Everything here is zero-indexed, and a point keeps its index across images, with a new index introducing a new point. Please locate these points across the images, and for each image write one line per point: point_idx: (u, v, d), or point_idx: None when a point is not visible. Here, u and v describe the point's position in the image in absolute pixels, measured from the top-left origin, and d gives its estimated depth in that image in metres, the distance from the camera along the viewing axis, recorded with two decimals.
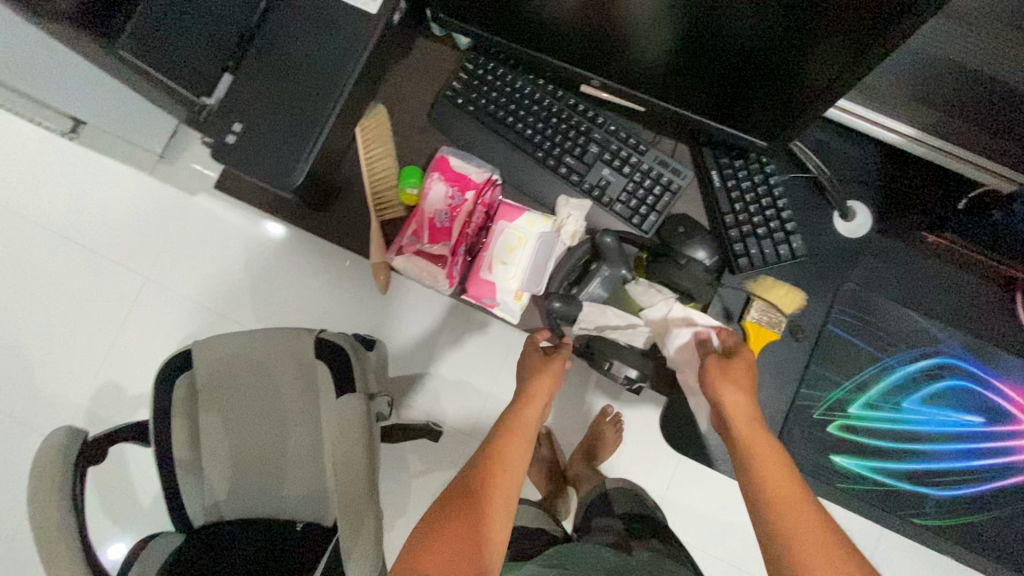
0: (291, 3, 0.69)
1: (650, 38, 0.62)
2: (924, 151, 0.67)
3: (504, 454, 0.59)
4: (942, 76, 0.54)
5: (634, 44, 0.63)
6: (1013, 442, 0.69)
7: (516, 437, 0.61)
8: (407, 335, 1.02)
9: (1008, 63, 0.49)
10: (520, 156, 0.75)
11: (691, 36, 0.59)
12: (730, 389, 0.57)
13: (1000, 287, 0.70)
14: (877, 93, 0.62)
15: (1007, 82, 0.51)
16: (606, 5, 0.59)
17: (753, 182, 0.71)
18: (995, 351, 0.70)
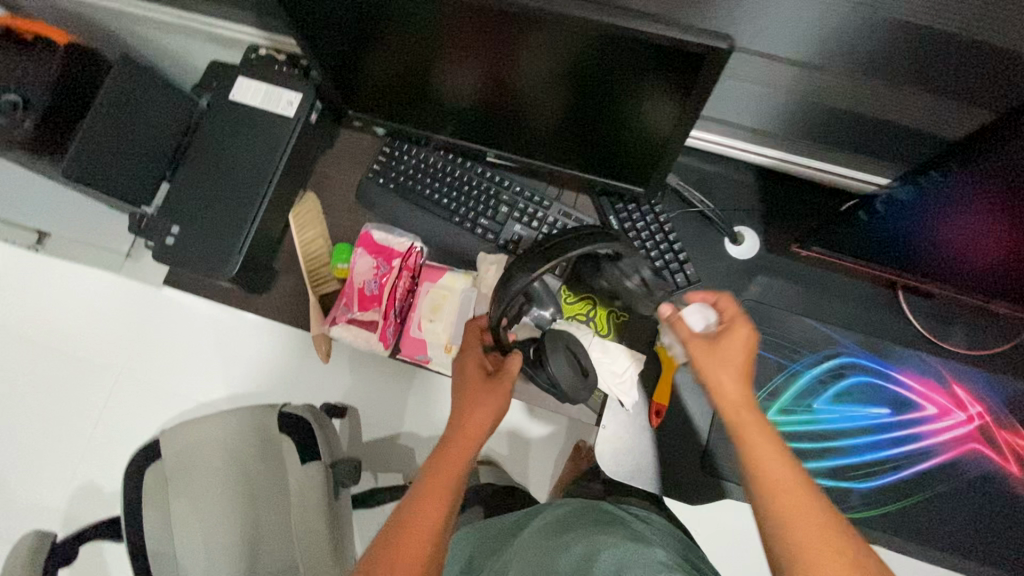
0: (217, 114, 0.78)
1: (539, 113, 0.69)
2: (793, 168, 0.76)
3: (458, 452, 0.60)
4: (791, 103, 0.63)
5: (525, 118, 0.71)
6: (921, 428, 0.75)
7: (471, 439, 0.61)
8: (368, 398, 1.05)
9: (832, 89, 0.59)
10: (440, 222, 0.83)
11: (567, 111, 0.67)
12: (719, 371, 0.52)
13: (882, 287, 0.78)
14: (738, 128, 0.73)
15: (834, 106, 0.61)
16: (495, 88, 0.68)
17: (646, 221, 0.79)
18: (890, 346, 0.77)
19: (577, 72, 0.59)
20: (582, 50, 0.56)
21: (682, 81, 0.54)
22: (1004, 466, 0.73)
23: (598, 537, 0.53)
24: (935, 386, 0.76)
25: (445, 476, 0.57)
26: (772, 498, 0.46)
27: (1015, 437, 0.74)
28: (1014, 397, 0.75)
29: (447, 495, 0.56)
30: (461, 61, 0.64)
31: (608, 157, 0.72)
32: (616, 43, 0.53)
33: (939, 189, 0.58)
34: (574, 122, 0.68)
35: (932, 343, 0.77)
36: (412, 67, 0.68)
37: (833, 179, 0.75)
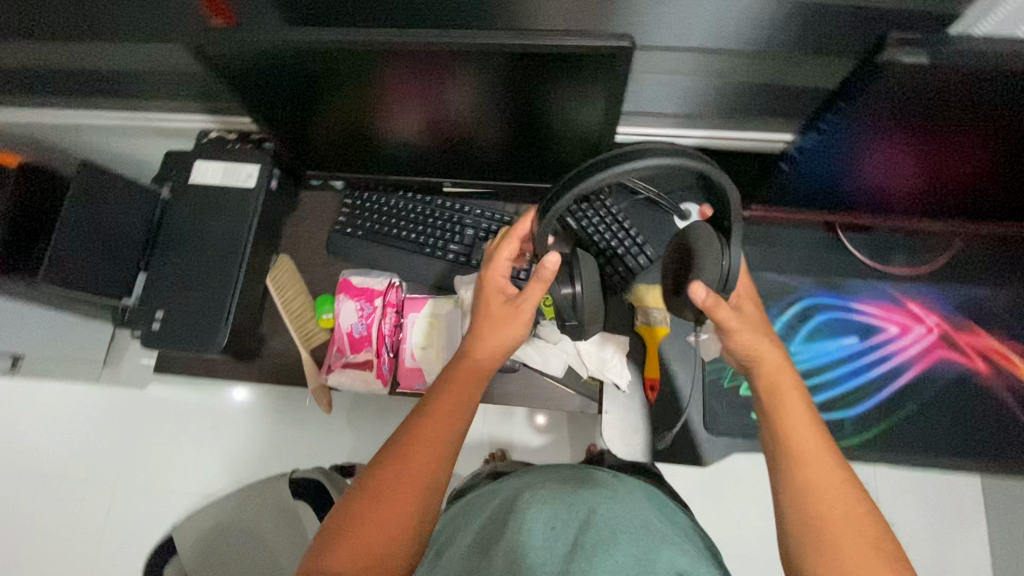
0: (181, 199, 0.82)
1: (480, 139, 0.76)
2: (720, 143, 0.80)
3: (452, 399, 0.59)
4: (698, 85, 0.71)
5: (469, 145, 0.78)
6: (890, 347, 0.81)
7: (471, 374, 0.61)
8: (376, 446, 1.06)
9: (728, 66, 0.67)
10: (413, 256, 0.88)
11: (504, 131, 0.74)
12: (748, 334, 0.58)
13: (824, 230, 0.85)
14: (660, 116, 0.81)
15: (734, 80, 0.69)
16: (435, 125, 0.74)
17: (601, 216, 0.85)
18: (843, 280, 0.84)
19: (505, 94, 0.66)
20: (508, 76, 0.62)
21: (597, 83, 0.61)
22: (971, 364, 0.80)
23: (591, 491, 0.54)
24: (892, 306, 0.83)
25: (442, 409, 0.58)
26: (790, 445, 0.52)
27: (972, 336, 0.81)
28: (962, 301, 0.82)
29: (443, 430, 0.57)
30: (402, 106, 0.70)
31: (552, 164, 0.79)
32: (536, 64, 0.60)
33: (838, 129, 0.64)
34: (516, 140, 0.75)
35: (880, 270, 0.83)
36: (359, 119, 0.74)
37: (758, 144, 0.79)
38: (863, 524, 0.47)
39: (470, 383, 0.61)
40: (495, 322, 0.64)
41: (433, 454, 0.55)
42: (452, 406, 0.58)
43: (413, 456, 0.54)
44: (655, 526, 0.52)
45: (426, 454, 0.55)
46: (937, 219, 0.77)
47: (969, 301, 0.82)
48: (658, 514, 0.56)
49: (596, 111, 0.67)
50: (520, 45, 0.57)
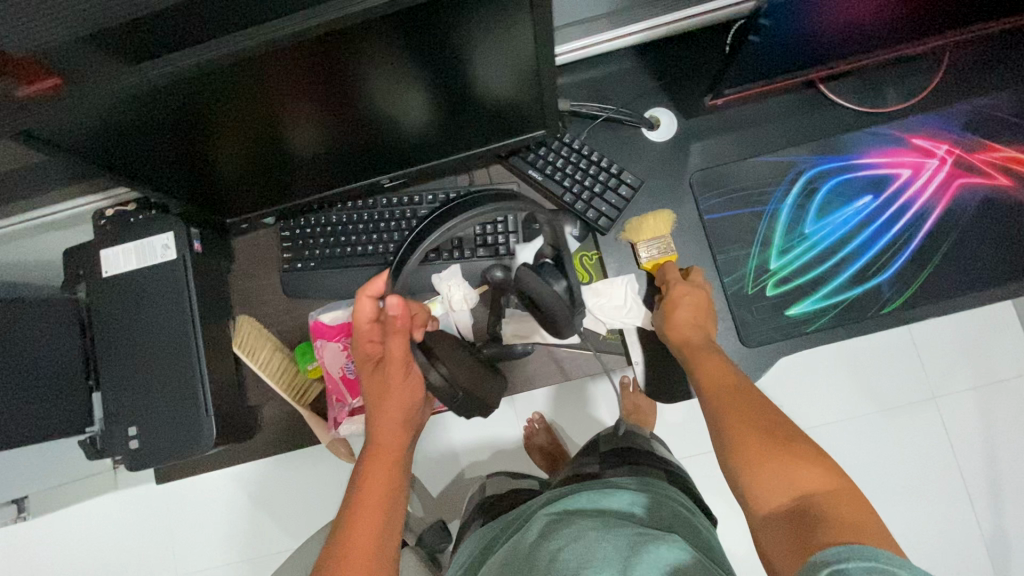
0: (104, 300, 0.71)
1: (398, 122, 0.65)
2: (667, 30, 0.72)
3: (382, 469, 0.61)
4: None
5: (389, 132, 0.67)
6: (906, 196, 0.74)
7: (386, 468, 0.61)
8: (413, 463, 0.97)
9: None
10: (379, 269, 0.79)
11: (422, 103, 0.63)
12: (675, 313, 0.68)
13: (804, 89, 0.76)
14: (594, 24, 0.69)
15: None
16: (340, 125, 0.63)
17: (564, 157, 0.76)
18: (840, 137, 0.75)
19: (409, 60, 0.54)
20: (423, 34, 0.51)
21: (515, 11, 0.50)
22: (995, 184, 0.73)
23: (561, 532, 0.49)
24: (899, 149, 0.75)
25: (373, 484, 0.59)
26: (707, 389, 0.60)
27: (989, 153, 0.74)
28: (970, 118, 0.74)
29: (375, 533, 0.55)
30: (295, 115, 0.60)
31: (495, 118, 0.68)
32: (434, 14, 0.49)
33: None
34: (448, 107, 0.65)
35: (875, 114, 0.75)
36: (252, 142, 0.63)
37: (707, 19, 0.71)
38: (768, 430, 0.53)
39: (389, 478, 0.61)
40: (378, 392, 0.63)
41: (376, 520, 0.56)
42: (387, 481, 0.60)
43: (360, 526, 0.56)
44: (625, 537, 0.46)
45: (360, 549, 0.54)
46: (932, 37, 0.67)
47: (979, 116, 0.74)
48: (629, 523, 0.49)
49: (522, 43, 0.55)
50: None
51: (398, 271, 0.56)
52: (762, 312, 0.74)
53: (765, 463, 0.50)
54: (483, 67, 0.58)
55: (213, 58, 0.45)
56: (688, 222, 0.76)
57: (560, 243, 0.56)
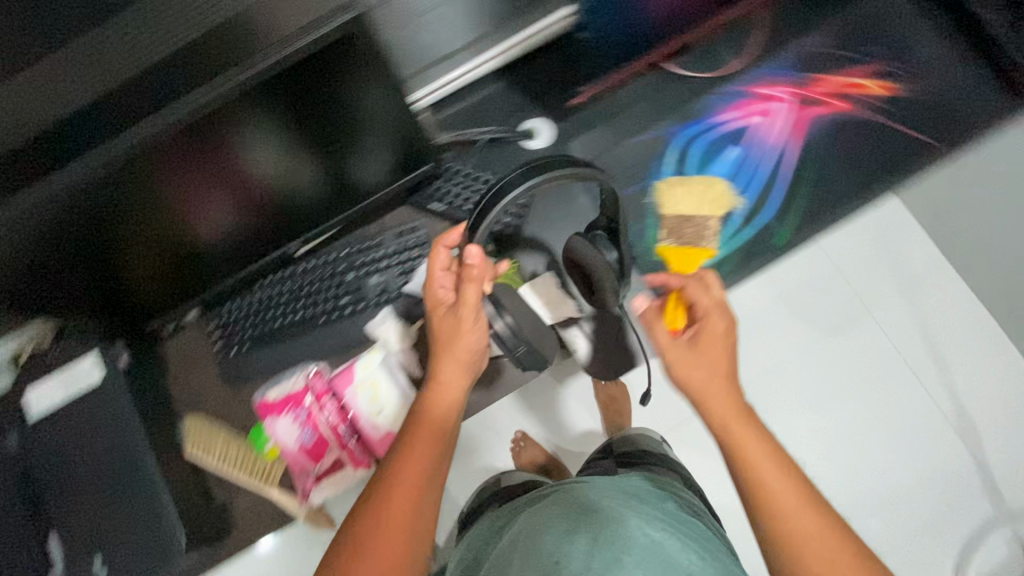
0: (36, 438, 0.70)
1: (299, 187, 0.69)
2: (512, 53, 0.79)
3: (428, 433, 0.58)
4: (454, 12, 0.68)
5: (293, 200, 0.70)
6: (765, 139, 0.82)
7: (429, 437, 0.57)
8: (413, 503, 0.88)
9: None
10: (312, 332, 0.80)
11: (316, 163, 0.67)
12: (699, 365, 0.56)
13: (651, 71, 0.84)
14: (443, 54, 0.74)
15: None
16: (245, 202, 0.66)
17: (458, 184, 0.81)
18: (695, 103, 0.83)
19: (289, 126, 0.59)
20: (293, 105, 0.56)
21: (365, 68, 0.56)
22: (836, 108, 0.81)
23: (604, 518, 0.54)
24: (747, 101, 0.83)
25: (416, 458, 0.56)
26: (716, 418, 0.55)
27: (822, 85, 0.82)
28: (801, 59, 0.83)
29: (412, 500, 0.54)
30: (200, 201, 0.62)
31: (386, 165, 0.73)
32: (298, 82, 0.54)
33: None
34: (340, 168, 0.69)
35: (718, 76, 0.83)
36: (164, 241, 0.64)
37: (538, 39, 0.78)
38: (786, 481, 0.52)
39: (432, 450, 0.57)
40: (447, 335, 0.61)
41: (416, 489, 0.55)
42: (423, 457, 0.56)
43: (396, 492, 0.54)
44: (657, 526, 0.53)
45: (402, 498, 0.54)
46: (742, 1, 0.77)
47: (809, 55, 0.83)
48: (641, 515, 0.56)
49: (383, 89, 0.61)
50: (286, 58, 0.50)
51: (477, 223, 0.57)
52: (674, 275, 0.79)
53: (772, 488, 0.51)
54: (357, 118, 0.63)
55: (106, 165, 0.49)
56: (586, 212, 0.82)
57: (616, 218, 0.62)
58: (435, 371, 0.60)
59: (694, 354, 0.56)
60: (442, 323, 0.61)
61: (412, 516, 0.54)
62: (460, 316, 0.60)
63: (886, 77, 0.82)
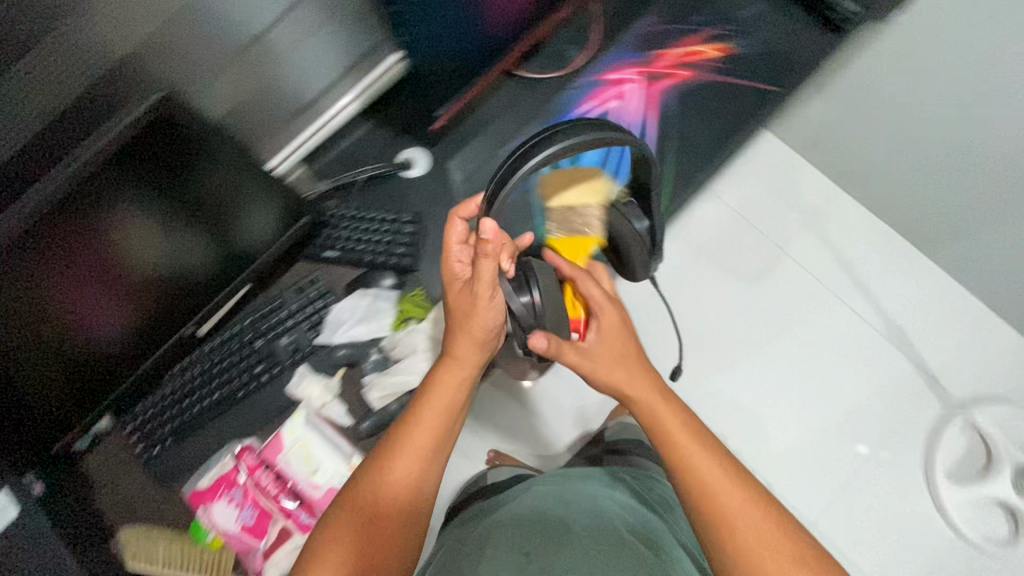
0: None
1: (177, 258, 0.69)
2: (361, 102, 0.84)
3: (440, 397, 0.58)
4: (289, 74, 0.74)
5: (178, 274, 0.70)
6: (626, 118, 0.86)
7: (440, 409, 0.58)
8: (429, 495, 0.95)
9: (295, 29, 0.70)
10: (234, 408, 0.79)
11: (185, 228, 0.68)
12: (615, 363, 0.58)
13: (507, 81, 0.87)
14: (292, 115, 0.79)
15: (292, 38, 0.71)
16: (125, 285, 0.66)
17: (347, 227, 0.81)
18: (554, 101, 0.87)
19: (139, 192, 0.61)
20: (140, 169, 0.60)
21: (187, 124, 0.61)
22: (680, 78, 0.86)
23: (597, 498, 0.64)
24: (600, 88, 0.88)
25: (420, 434, 0.57)
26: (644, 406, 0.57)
27: (663, 59, 0.88)
28: (639, 41, 0.89)
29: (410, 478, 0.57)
30: (74, 294, 0.61)
31: (271, 217, 0.75)
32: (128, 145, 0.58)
33: None
34: (222, 229, 0.71)
35: (569, 71, 0.88)
36: (50, 349, 0.62)
37: (379, 83, 0.83)
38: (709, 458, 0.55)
39: (443, 412, 0.58)
40: (464, 311, 0.57)
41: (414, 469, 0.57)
42: (432, 427, 0.58)
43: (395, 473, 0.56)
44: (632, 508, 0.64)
45: (403, 470, 0.57)
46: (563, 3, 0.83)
47: (644, 37, 0.89)
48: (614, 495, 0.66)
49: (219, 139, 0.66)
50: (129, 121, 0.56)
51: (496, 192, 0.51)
52: None
53: (696, 468, 0.54)
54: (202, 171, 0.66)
55: None
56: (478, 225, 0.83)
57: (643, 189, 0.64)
58: (447, 345, 0.59)
59: (607, 352, 0.59)
60: (459, 298, 0.57)
61: (410, 490, 0.57)
62: (478, 292, 0.55)
63: (719, 40, 0.87)
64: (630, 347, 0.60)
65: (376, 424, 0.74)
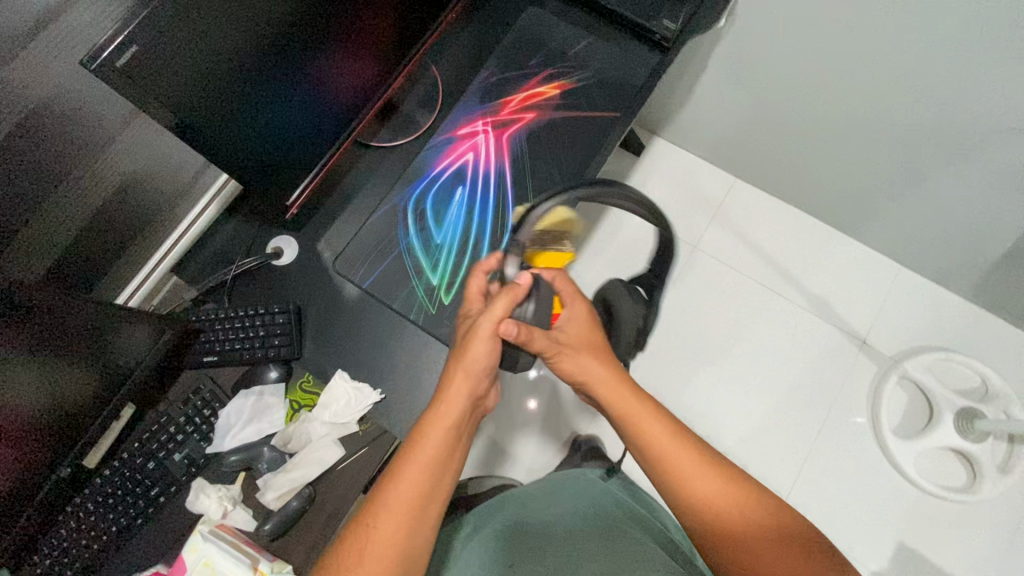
0: None
1: (44, 400, 0.66)
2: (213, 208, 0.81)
3: (430, 444, 0.58)
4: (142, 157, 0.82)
5: (46, 416, 0.67)
6: (483, 168, 0.89)
7: (431, 459, 0.58)
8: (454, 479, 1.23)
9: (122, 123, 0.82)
10: (135, 537, 0.76)
11: (38, 377, 0.65)
12: (588, 360, 0.64)
13: (362, 154, 0.89)
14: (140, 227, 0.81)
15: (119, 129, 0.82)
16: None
17: (221, 327, 0.81)
18: (411, 165, 0.89)
19: None
20: None
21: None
22: (527, 121, 0.90)
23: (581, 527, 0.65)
24: (454, 143, 0.90)
25: (409, 482, 0.56)
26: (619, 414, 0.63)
27: (508, 106, 0.91)
28: (483, 93, 0.92)
29: (398, 534, 0.54)
30: None
31: (132, 333, 0.74)
32: None
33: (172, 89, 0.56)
34: (81, 362, 0.69)
35: (422, 134, 0.91)
36: None
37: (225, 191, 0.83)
38: (697, 462, 0.60)
39: (431, 460, 0.58)
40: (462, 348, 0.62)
41: (400, 522, 0.55)
42: (419, 481, 0.57)
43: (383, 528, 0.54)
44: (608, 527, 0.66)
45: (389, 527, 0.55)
46: (399, 69, 0.84)
47: (486, 88, 0.92)
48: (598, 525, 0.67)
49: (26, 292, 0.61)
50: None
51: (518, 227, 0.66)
52: (452, 319, 0.83)
53: (677, 466, 0.60)
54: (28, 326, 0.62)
55: None
56: (356, 300, 0.84)
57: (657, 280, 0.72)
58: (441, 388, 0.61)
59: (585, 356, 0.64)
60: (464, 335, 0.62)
61: (399, 545, 0.54)
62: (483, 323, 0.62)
63: (556, 78, 0.92)
64: (598, 340, 0.66)
65: (279, 524, 0.74)
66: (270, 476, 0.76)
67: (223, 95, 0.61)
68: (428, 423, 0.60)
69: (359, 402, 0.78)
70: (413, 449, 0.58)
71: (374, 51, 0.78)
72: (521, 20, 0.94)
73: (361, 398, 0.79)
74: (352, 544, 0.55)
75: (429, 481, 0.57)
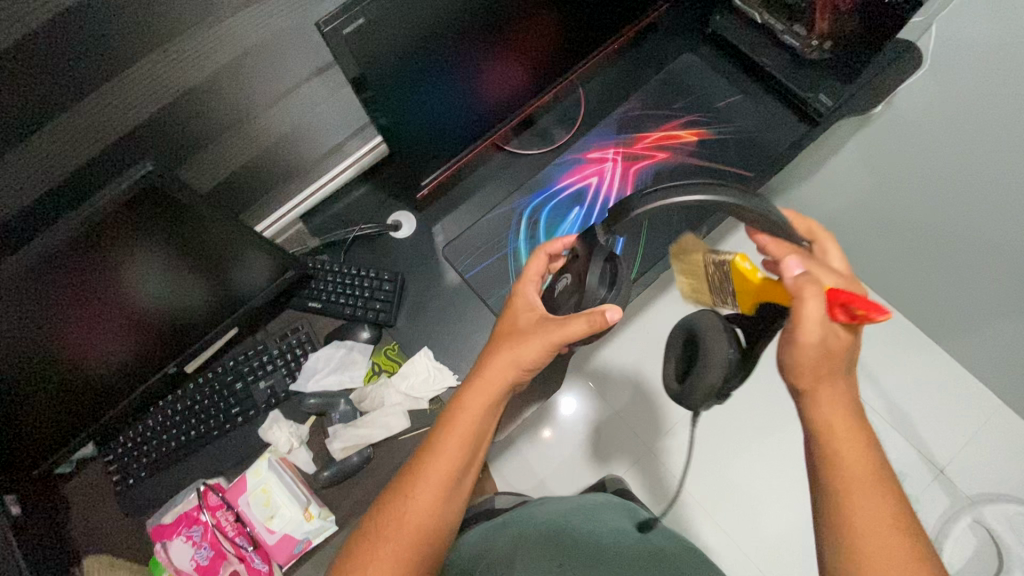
0: None
1: (178, 300, 0.73)
2: (353, 168, 0.90)
3: (466, 420, 0.61)
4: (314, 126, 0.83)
5: (177, 311, 0.74)
6: (603, 194, 0.91)
7: (466, 437, 0.61)
8: (498, 461, 1.25)
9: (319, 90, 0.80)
10: (208, 445, 0.82)
11: (182, 275, 0.71)
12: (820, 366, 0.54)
13: (495, 154, 0.94)
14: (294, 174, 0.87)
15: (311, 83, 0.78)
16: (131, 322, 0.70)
17: (331, 280, 0.87)
18: (538, 174, 0.93)
19: (128, 255, 0.63)
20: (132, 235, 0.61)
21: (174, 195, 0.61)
22: (657, 160, 0.92)
23: None
24: (581, 164, 0.93)
25: (446, 456, 0.60)
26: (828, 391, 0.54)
27: (642, 141, 0.93)
28: (621, 124, 0.95)
29: (433, 507, 0.59)
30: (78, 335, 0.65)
31: (260, 267, 0.79)
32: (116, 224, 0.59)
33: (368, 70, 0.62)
34: (221, 276, 0.75)
35: (554, 149, 0.94)
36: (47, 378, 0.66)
37: (368, 158, 0.90)
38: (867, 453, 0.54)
39: (468, 431, 0.61)
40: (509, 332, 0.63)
41: (434, 494, 0.59)
42: (452, 455, 0.60)
43: (419, 497, 0.59)
44: None
45: (425, 498, 0.59)
46: (552, 85, 0.88)
47: (626, 119, 0.95)
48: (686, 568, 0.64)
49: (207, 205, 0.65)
50: (132, 181, 0.56)
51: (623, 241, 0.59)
52: None
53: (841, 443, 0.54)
54: (189, 233, 0.67)
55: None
56: (456, 287, 0.88)
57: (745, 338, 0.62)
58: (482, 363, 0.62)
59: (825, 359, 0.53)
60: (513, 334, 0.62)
61: (430, 518, 0.59)
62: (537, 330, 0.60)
63: (696, 126, 0.93)
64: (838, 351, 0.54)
65: (337, 474, 0.78)
66: (338, 426, 0.80)
67: (407, 71, 0.66)
68: (470, 394, 0.62)
69: (433, 382, 0.82)
70: (450, 424, 0.61)
71: (536, 66, 0.83)
72: (676, 64, 0.97)
73: (436, 378, 0.82)
74: (391, 509, 0.59)
75: (467, 453, 0.61)
